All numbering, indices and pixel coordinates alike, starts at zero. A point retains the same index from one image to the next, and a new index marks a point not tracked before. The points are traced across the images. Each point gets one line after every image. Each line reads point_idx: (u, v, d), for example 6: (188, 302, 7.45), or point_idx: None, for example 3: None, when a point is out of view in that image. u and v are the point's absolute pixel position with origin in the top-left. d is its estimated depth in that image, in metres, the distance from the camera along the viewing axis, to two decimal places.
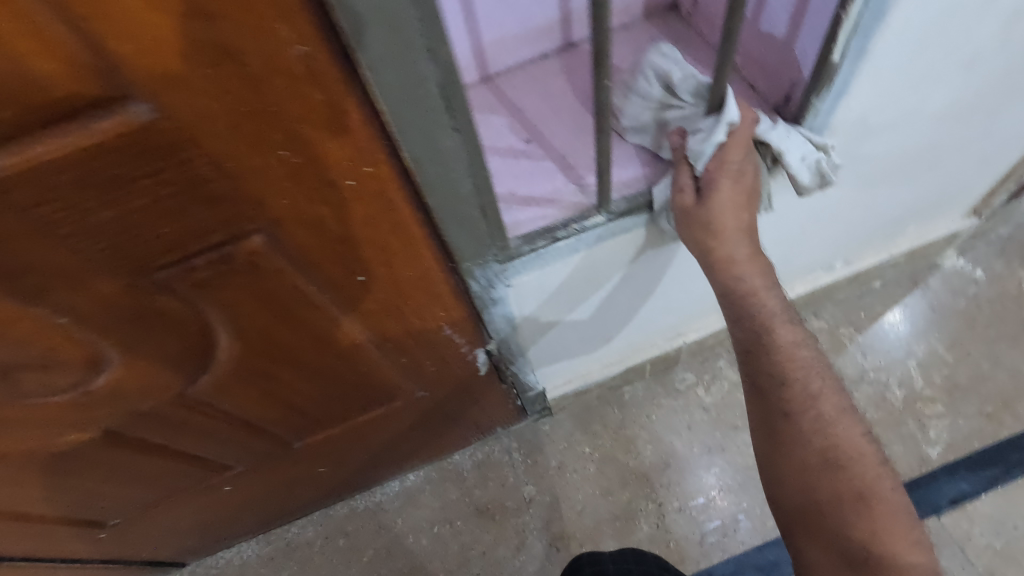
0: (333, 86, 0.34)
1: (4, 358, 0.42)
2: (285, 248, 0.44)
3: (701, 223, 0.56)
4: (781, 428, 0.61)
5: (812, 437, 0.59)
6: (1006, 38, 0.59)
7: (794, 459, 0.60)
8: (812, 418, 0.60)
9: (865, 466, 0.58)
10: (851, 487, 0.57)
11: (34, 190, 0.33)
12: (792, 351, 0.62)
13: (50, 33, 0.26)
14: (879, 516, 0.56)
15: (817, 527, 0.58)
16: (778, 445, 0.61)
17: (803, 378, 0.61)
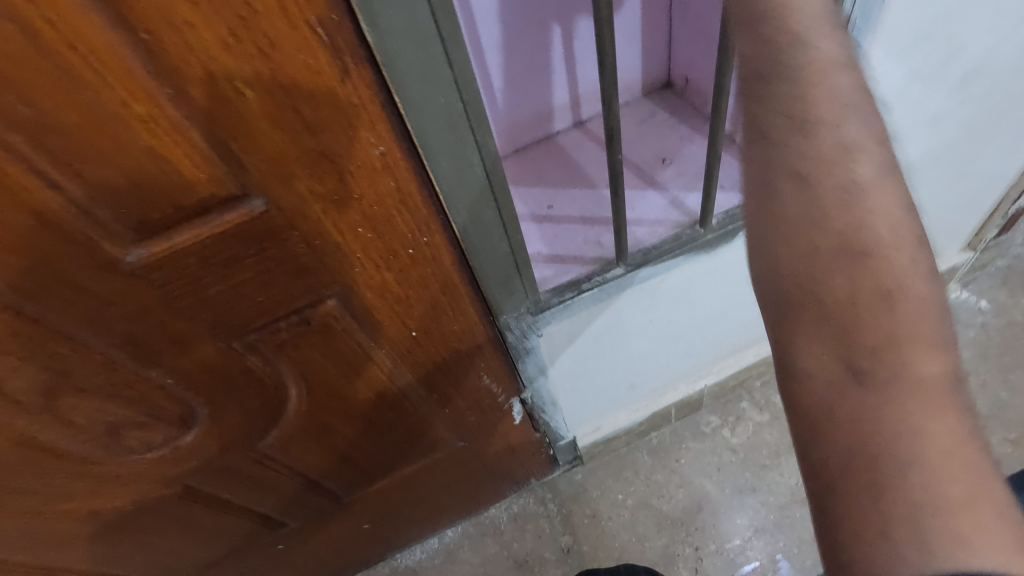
0: (402, 174, 0.43)
1: (116, 416, 0.49)
2: (353, 309, 0.52)
3: None
4: (781, 190, 0.37)
5: (833, 202, 0.36)
6: (962, 99, 0.68)
7: (796, 236, 0.37)
8: (834, 176, 0.36)
9: (898, 246, 0.36)
10: (879, 279, 0.35)
11: (167, 271, 0.40)
12: (843, 90, 0.37)
13: (204, 152, 0.35)
14: (909, 321, 0.34)
15: (811, 335, 0.36)
16: (773, 213, 0.37)
17: (833, 117, 0.37)
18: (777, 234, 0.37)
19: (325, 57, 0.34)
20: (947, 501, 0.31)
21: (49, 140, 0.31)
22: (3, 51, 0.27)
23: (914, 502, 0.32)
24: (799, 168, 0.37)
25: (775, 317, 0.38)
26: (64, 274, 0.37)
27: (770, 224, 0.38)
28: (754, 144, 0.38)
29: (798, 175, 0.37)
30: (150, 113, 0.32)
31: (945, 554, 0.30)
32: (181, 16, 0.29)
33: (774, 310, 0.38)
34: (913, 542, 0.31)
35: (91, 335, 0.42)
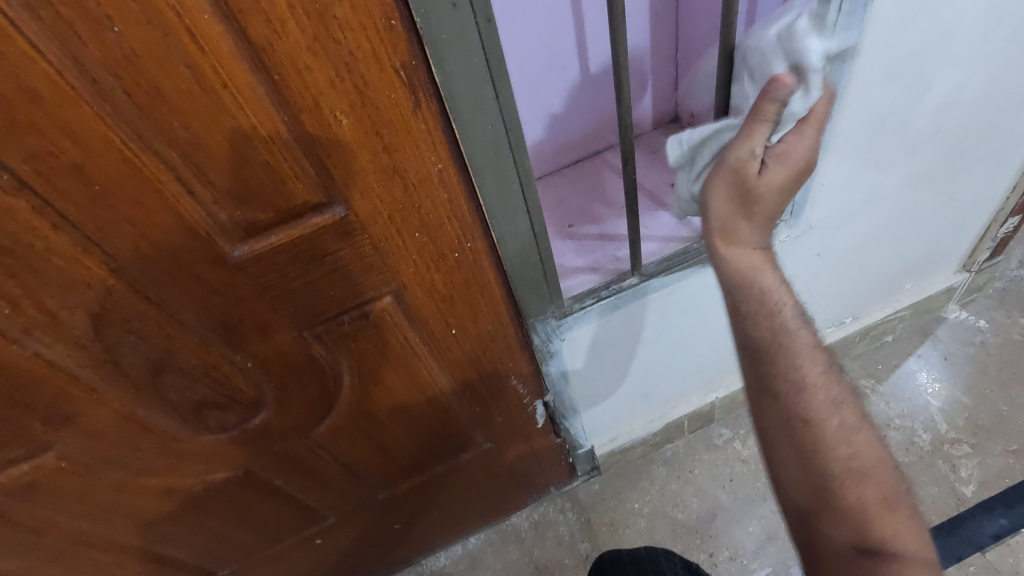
0: (454, 187, 0.52)
1: (202, 395, 0.57)
2: (405, 306, 0.60)
3: (747, 192, 0.54)
4: (799, 435, 0.55)
5: (837, 448, 0.54)
6: (939, 129, 0.77)
7: (815, 464, 0.54)
8: (832, 427, 0.55)
9: (880, 471, 0.54)
10: (874, 488, 0.53)
11: (261, 265, 0.49)
12: (806, 349, 0.57)
13: (302, 166, 0.44)
14: (895, 518, 0.52)
15: (835, 524, 0.52)
16: (799, 455, 0.55)
17: (814, 378, 0.56)
18: (799, 466, 0.55)
19: (403, 93, 0.43)
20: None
21: (195, 154, 0.40)
22: (175, 87, 0.37)
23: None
24: (808, 426, 0.55)
25: (805, 516, 0.55)
26: (184, 264, 0.46)
27: (794, 457, 0.55)
28: (768, 400, 0.56)
29: (807, 428, 0.55)
30: (270, 134, 0.41)
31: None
32: (302, 61, 0.38)
33: (808, 510, 0.54)
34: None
35: (194, 319, 0.50)
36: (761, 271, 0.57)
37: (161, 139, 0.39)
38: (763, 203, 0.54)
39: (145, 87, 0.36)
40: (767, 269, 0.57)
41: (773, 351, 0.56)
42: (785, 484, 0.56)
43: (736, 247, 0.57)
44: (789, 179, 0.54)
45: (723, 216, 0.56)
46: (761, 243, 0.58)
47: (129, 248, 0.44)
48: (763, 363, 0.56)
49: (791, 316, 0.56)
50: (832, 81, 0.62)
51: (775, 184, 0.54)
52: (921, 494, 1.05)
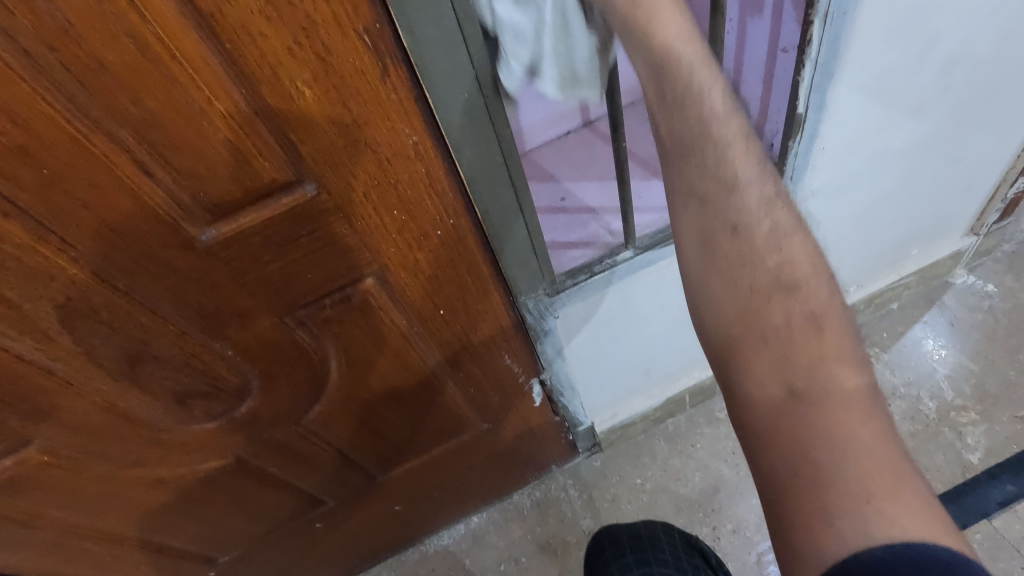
0: (432, 162, 0.49)
1: (183, 385, 0.56)
2: (389, 287, 0.58)
3: None
4: (721, 242, 0.43)
5: (763, 255, 0.42)
6: (947, 83, 0.73)
7: (738, 283, 0.42)
8: (758, 231, 0.43)
9: (819, 289, 0.42)
10: (813, 309, 0.41)
11: (233, 249, 0.47)
12: (732, 131, 0.44)
13: (266, 143, 0.41)
14: (831, 341, 0.41)
15: (761, 360, 0.40)
16: (712, 264, 0.43)
17: (740, 159, 0.44)
18: (722, 282, 0.42)
19: (369, 60, 0.40)
20: (873, 490, 0.36)
21: (150, 133, 0.38)
22: (118, 60, 0.34)
23: (853, 495, 0.36)
24: (735, 226, 0.43)
25: (725, 353, 0.42)
26: (151, 250, 0.44)
27: (714, 269, 0.43)
28: (687, 202, 0.44)
29: (734, 233, 0.43)
30: (227, 108, 0.39)
31: (878, 531, 0.35)
32: (257, 29, 0.36)
33: (726, 353, 0.42)
34: (854, 532, 0.35)
35: (168, 306, 0.49)
36: (681, 44, 0.43)
37: (111, 118, 0.36)
38: None
39: (87, 60, 0.33)
40: (688, 39, 0.43)
41: (688, 126, 0.43)
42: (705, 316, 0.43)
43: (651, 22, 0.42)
44: None
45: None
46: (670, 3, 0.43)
47: (90, 236, 0.42)
48: (676, 158, 0.44)
49: (715, 99, 0.44)
50: (832, 37, 0.58)
51: None
52: (927, 463, 1.03)
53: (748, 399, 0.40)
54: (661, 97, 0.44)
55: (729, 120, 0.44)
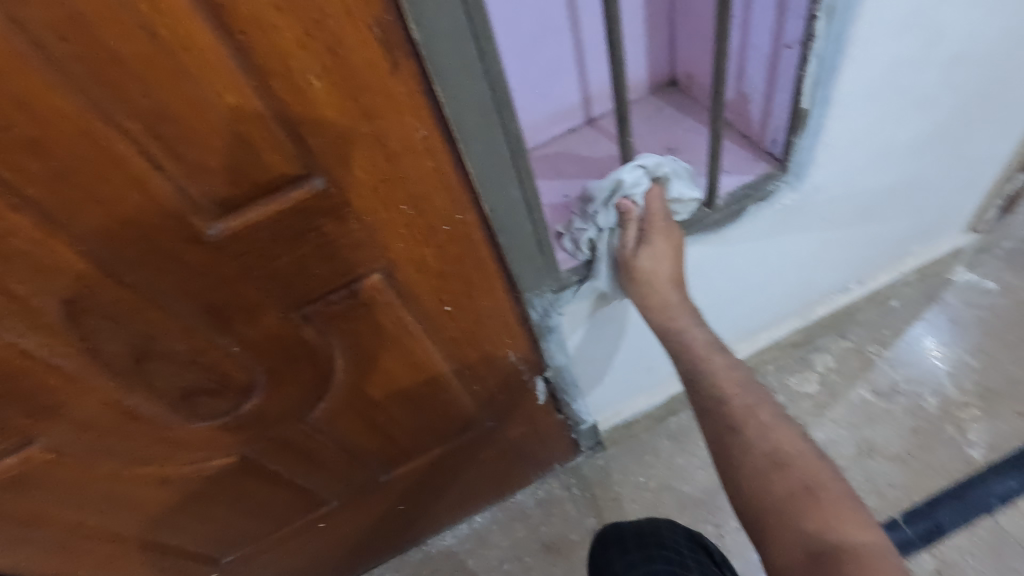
0: (440, 156, 0.49)
1: (190, 382, 0.56)
2: (396, 283, 0.58)
3: (634, 276, 0.70)
4: (726, 438, 0.63)
5: (758, 442, 0.62)
6: (948, 82, 0.73)
7: (745, 465, 0.60)
8: (750, 424, 0.63)
9: (808, 464, 0.59)
10: (805, 472, 0.58)
11: (241, 244, 0.47)
12: (718, 366, 0.69)
13: (274, 137, 0.41)
14: (822, 495, 0.56)
15: (780, 525, 0.55)
16: (727, 456, 0.62)
17: (725, 383, 0.67)
18: (739, 467, 0.61)
19: (380, 52, 0.40)
20: None
21: (160, 126, 0.38)
22: (131, 52, 0.34)
23: None
24: (732, 427, 0.64)
25: (758, 524, 0.57)
26: (159, 245, 0.44)
27: (731, 459, 0.62)
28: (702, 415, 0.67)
29: (732, 430, 0.63)
30: (238, 102, 0.39)
31: None
32: (267, 20, 0.36)
33: (756, 523, 0.58)
34: None
35: (175, 302, 0.48)
36: (679, 317, 0.71)
37: (123, 111, 0.36)
38: (648, 275, 0.69)
39: (99, 52, 0.33)
40: (684, 315, 0.71)
41: (692, 366, 0.69)
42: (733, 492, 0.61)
43: (656, 307, 0.71)
44: (664, 249, 0.69)
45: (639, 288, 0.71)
46: (678, 305, 0.71)
47: (99, 230, 0.41)
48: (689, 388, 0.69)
49: (702, 345, 0.70)
50: (836, 32, 0.59)
51: (652, 260, 0.69)
52: (929, 460, 1.03)
53: (775, 558, 0.54)
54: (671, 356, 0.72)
55: (720, 360, 0.69)
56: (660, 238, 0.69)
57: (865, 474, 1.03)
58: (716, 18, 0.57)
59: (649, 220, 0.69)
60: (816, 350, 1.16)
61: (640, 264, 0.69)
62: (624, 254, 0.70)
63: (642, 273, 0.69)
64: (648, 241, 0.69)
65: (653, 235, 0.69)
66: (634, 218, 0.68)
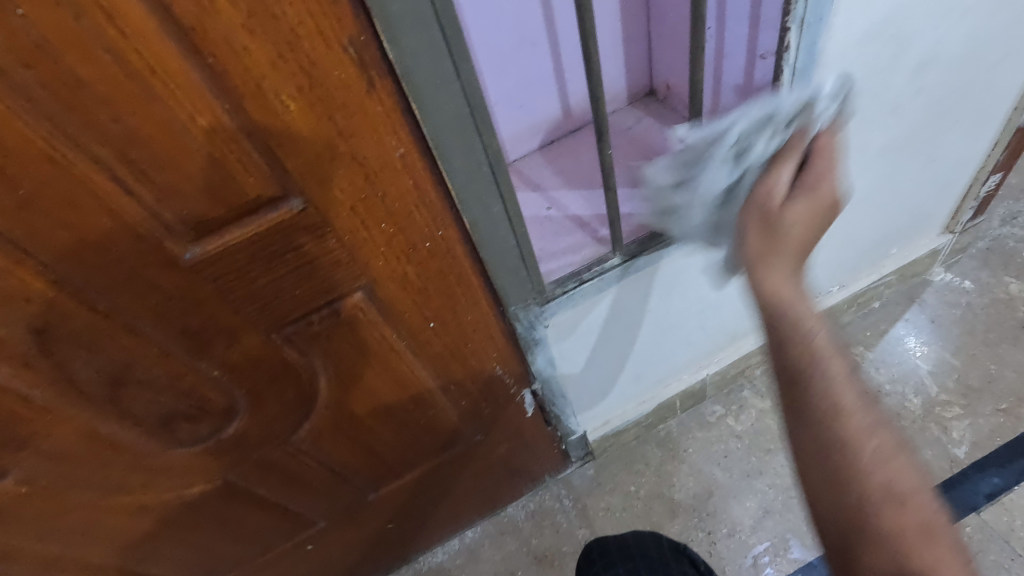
0: (420, 173, 0.49)
1: (169, 407, 0.55)
2: (378, 301, 0.57)
3: (769, 217, 0.58)
4: (832, 458, 0.49)
5: (875, 473, 0.48)
6: (919, 87, 0.75)
7: (848, 493, 0.48)
8: (868, 449, 0.49)
9: (922, 499, 0.48)
10: (923, 521, 0.47)
11: (218, 267, 0.46)
12: (834, 367, 0.52)
13: (249, 158, 0.41)
14: (942, 550, 0.46)
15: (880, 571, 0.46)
16: (826, 473, 0.50)
17: (842, 388, 0.51)
18: (838, 492, 0.49)
19: (354, 72, 0.40)
20: None
21: (131, 149, 0.37)
22: (98, 75, 0.33)
23: None
24: (844, 448, 0.49)
25: (848, 553, 0.48)
26: (132, 269, 0.43)
27: (824, 480, 0.50)
28: (796, 420, 0.52)
29: (842, 451, 0.49)
30: (210, 124, 0.38)
31: None
32: (239, 42, 0.35)
33: (848, 558, 0.48)
34: None
35: (151, 327, 0.47)
36: (798, 295, 0.55)
37: (91, 136, 0.36)
38: (787, 228, 0.57)
39: (65, 79, 0.33)
40: (795, 288, 0.55)
41: (802, 357, 0.52)
42: (822, 516, 0.50)
43: (773, 273, 0.55)
44: (819, 212, 0.57)
45: (765, 250, 0.57)
46: (795, 285, 0.55)
47: (70, 257, 0.41)
48: (794, 386, 0.52)
49: (826, 337, 0.52)
50: (809, 43, 0.60)
51: (798, 215, 0.57)
52: None
53: None
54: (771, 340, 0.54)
55: (836, 356, 0.53)
56: (823, 193, 0.57)
57: None
58: (691, 30, 0.58)
59: (820, 160, 0.59)
60: None
61: (785, 225, 0.57)
62: (771, 187, 0.59)
63: (784, 234, 0.57)
64: (800, 194, 0.58)
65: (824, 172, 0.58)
66: (799, 155, 0.60)
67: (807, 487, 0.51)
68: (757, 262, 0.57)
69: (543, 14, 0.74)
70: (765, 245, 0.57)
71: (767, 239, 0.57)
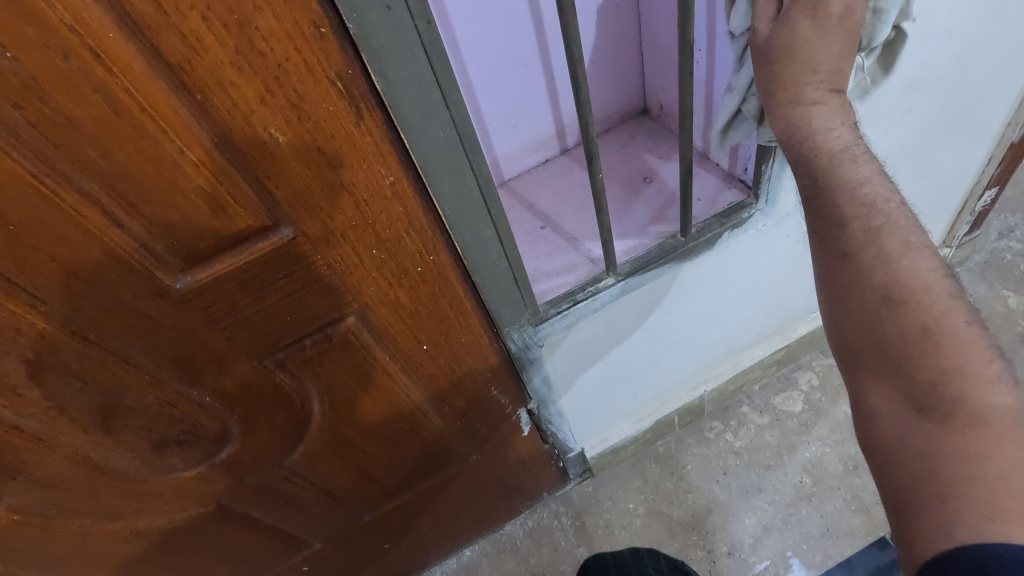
0: (410, 201, 0.49)
1: (161, 433, 0.55)
2: (372, 325, 0.57)
3: (767, 61, 0.53)
4: (837, 270, 0.51)
5: (876, 273, 0.49)
6: (909, 105, 0.75)
7: (854, 302, 0.49)
8: (870, 252, 0.49)
9: (935, 298, 0.47)
10: (955, 356, 0.45)
11: (209, 295, 0.46)
12: (849, 180, 0.51)
13: (238, 190, 0.41)
14: (948, 346, 0.45)
15: (878, 382, 0.48)
16: (834, 286, 0.51)
17: (852, 195, 0.51)
18: (846, 302, 0.50)
19: (342, 104, 0.40)
20: (1001, 511, 0.40)
21: (120, 184, 0.37)
22: (88, 114, 0.34)
23: (979, 514, 0.40)
24: (846, 256, 0.50)
25: (858, 360, 0.50)
26: (123, 300, 0.43)
27: (833, 293, 0.51)
28: (817, 241, 0.53)
29: (844, 261, 0.50)
30: (199, 157, 0.38)
31: (991, 531, 0.39)
32: (227, 78, 0.36)
33: (852, 365, 0.50)
34: (970, 531, 0.40)
35: (142, 355, 0.47)
36: (812, 112, 0.53)
37: (81, 172, 0.36)
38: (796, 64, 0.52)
39: (55, 118, 0.33)
40: (833, 129, 0.53)
41: (823, 175, 0.52)
42: (831, 321, 0.52)
43: (790, 104, 0.54)
44: (832, 38, 0.52)
45: (783, 75, 0.53)
46: (816, 99, 0.53)
47: (60, 289, 0.41)
48: (815, 205, 0.53)
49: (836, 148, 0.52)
50: None
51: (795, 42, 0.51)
52: None
53: (870, 424, 0.48)
54: (792, 163, 0.55)
55: (858, 164, 0.52)
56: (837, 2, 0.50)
57: (853, 494, 1.03)
58: (679, 54, 0.58)
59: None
60: (799, 368, 1.17)
61: (782, 43, 0.51)
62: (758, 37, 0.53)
63: (790, 52, 0.52)
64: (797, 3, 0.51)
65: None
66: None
67: (824, 303, 0.53)
68: (775, 97, 0.54)
69: (535, 37, 0.75)
70: (773, 70, 0.53)
71: (775, 62, 0.52)
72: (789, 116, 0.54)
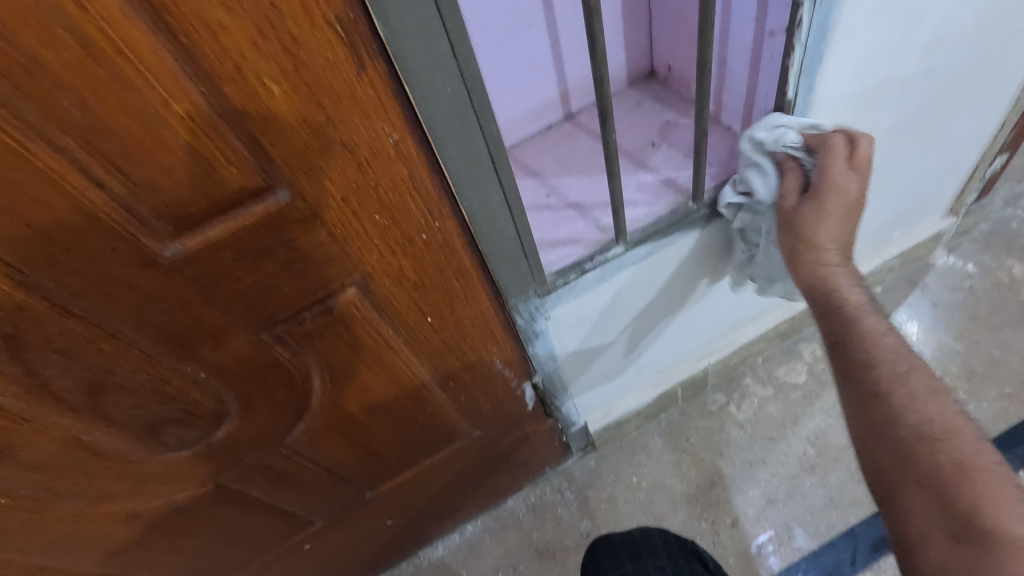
0: (415, 162, 0.46)
1: (155, 412, 0.52)
2: (373, 296, 0.54)
3: (797, 224, 0.62)
4: (872, 408, 0.58)
5: (907, 412, 0.56)
6: (931, 64, 0.72)
7: (888, 436, 0.56)
8: (899, 393, 0.57)
9: (964, 441, 0.53)
10: (980, 486, 0.50)
11: (200, 264, 0.43)
12: (876, 334, 0.61)
13: (229, 150, 0.38)
14: (978, 479, 0.51)
15: (918, 507, 0.52)
16: (870, 424, 0.58)
17: (878, 344, 0.60)
18: (880, 436, 0.57)
19: (343, 52, 0.37)
20: None
21: (99, 140, 0.34)
22: (60, 59, 0.30)
23: None
24: (878, 395, 0.58)
25: (893, 493, 0.55)
26: (108, 270, 0.40)
27: (868, 428, 0.58)
28: (848, 383, 0.61)
29: (876, 399, 0.58)
30: (187, 111, 0.35)
31: None
32: (215, 20, 0.32)
33: (890, 496, 0.55)
34: None
35: (131, 330, 0.45)
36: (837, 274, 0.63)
37: (54, 125, 0.32)
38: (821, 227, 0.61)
39: (23, 64, 0.30)
40: (852, 286, 0.63)
41: (852, 325, 0.62)
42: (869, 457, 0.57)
43: (815, 261, 0.63)
44: (847, 210, 0.61)
45: (809, 235, 0.62)
46: (844, 263, 0.63)
47: (38, 257, 0.37)
48: (846, 350, 0.62)
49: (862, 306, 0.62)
50: (821, 20, 0.57)
51: (818, 213, 0.61)
52: None
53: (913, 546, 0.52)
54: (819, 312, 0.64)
55: (879, 322, 0.62)
56: (853, 191, 0.61)
57: (856, 464, 1.03)
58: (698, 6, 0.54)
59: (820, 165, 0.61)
60: (803, 340, 1.16)
61: (807, 219, 0.62)
62: (784, 205, 0.64)
63: (814, 219, 0.61)
64: (818, 192, 0.61)
65: (834, 159, 0.60)
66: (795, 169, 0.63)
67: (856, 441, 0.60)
68: (802, 254, 0.63)
69: None
70: (798, 239, 0.63)
71: (800, 231, 0.62)
72: (818, 270, 0.63)
